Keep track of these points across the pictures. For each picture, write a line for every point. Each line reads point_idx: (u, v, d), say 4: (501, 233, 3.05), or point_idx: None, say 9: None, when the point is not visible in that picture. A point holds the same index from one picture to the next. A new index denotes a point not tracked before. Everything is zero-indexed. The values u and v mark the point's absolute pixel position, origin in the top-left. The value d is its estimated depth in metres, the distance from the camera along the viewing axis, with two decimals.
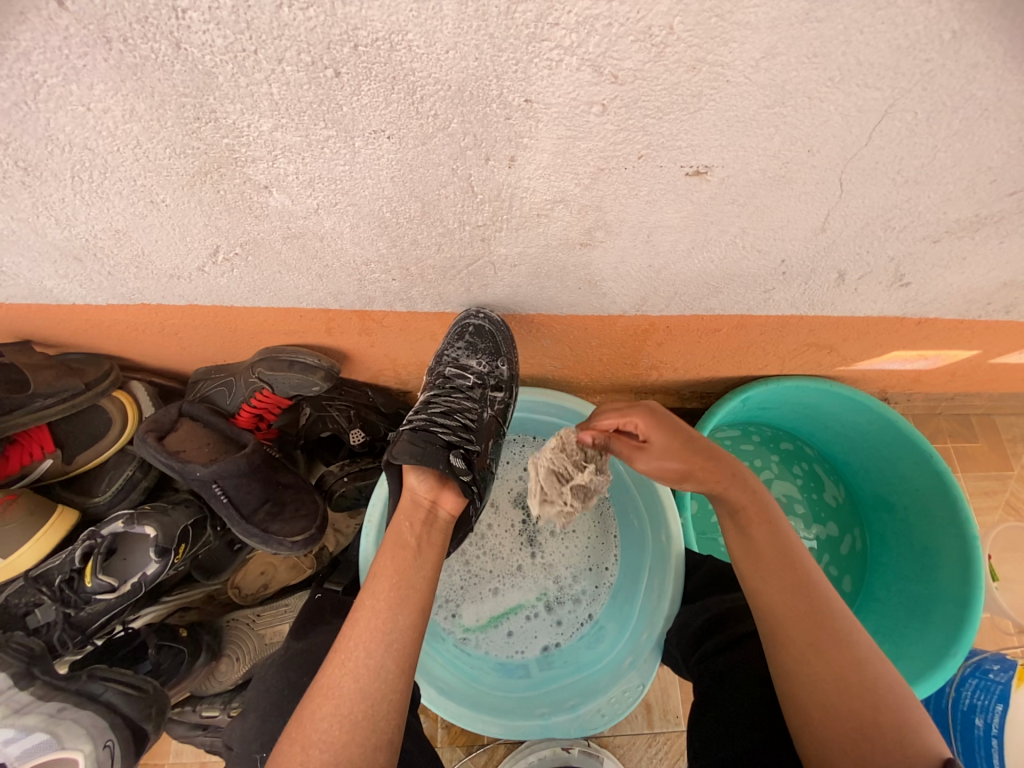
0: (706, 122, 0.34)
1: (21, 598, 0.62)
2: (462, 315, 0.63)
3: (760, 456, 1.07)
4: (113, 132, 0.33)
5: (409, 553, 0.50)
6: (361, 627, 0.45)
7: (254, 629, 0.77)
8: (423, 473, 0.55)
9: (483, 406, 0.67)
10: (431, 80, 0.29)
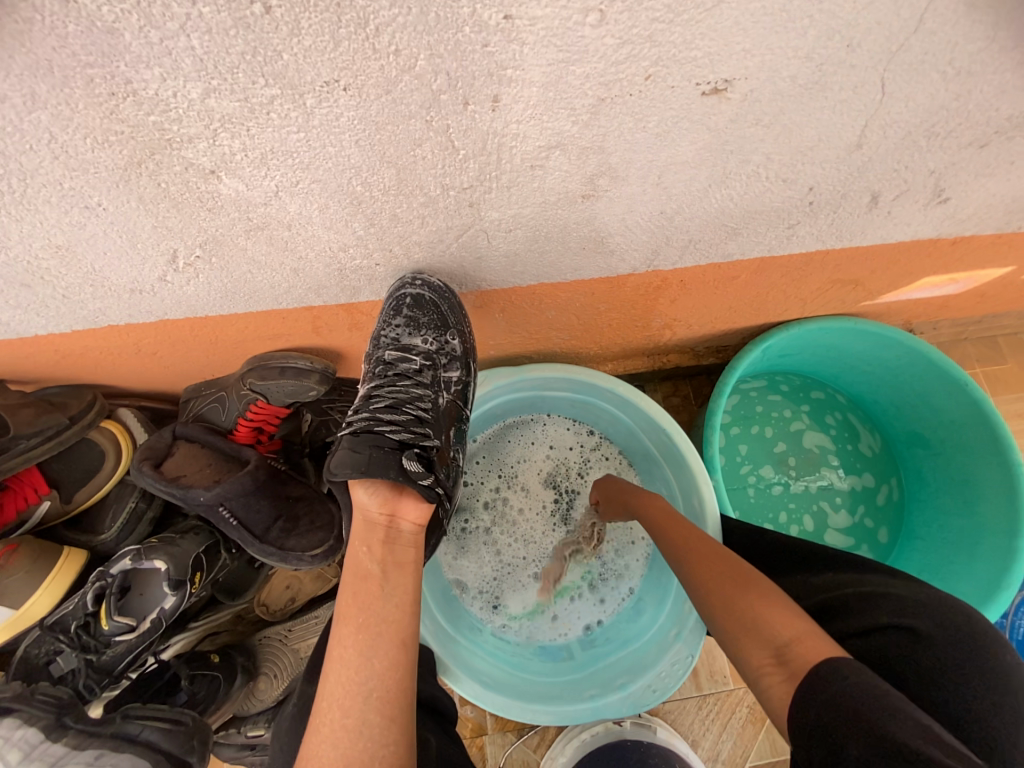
0: (725, 22, 0.28)
1: (39, 647, 0.59)
2: (400, 284, 0.51)
3: (789, 406, 1.02)
4: (17, 125, 0.28)
5: (373, 584, 0.43)
6: (334, 681, 0.40)
7: (288, 644, 0.75)
8: (372, 485, 0.47)
9: (434, 390, 0.58)
10: (386, 2, 0.24)
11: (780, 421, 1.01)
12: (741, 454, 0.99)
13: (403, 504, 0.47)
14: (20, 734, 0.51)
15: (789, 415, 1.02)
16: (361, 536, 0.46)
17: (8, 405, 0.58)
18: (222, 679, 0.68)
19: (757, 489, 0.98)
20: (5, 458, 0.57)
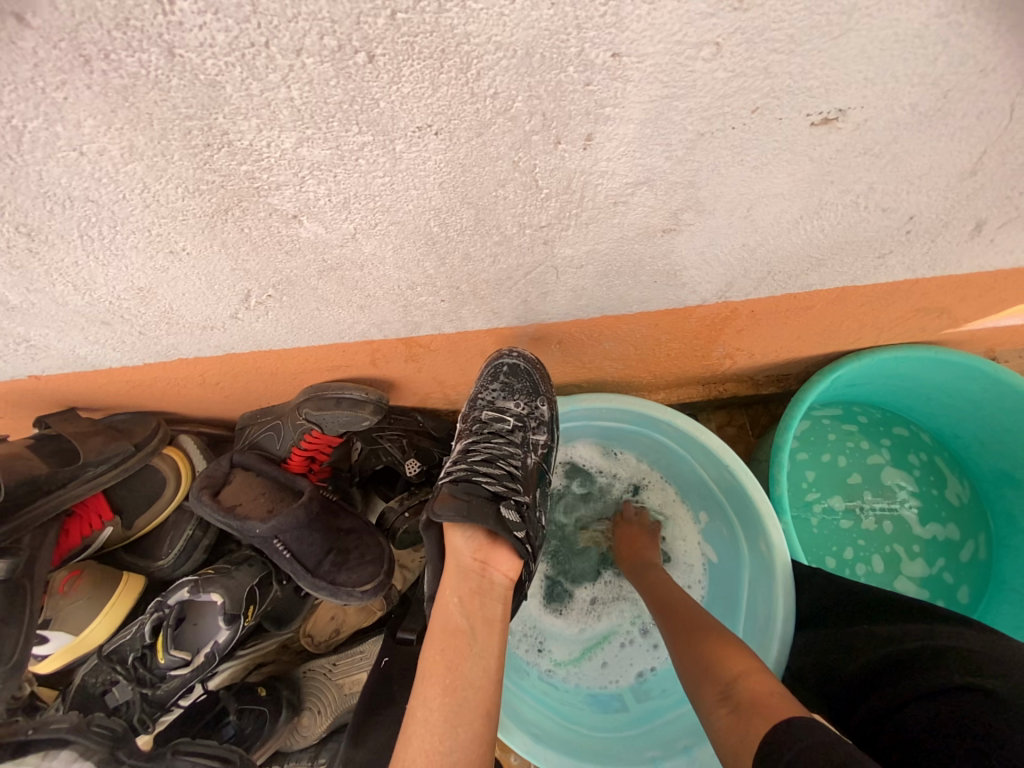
0: (849, 50, 0.25)
1: (96, 677, 0.60)
2: (499, 354, 0.63)
3: (866, 439, 0.95)
4: (114, 177, 0.28)
5: (463, 641, 0.43)
6: (416, 749, 0.38)
7: (332, 679, 0.73)
8: (469, 532, 0.48)
9: (525, 451, 0.63)
10: (492, 46, 0.23)
11: (856, 454, 0.94)
12: (808, 486, 0.93)
13: (498, 555, 0.47)
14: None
15: (866, 448, 0.94)
16: (455, 585, 0.45)
17: (80, 432, 0.59)
18: (268, 713, 0.68)
19: (822, 526, 0.91)
20: (74, 485, 0.58)
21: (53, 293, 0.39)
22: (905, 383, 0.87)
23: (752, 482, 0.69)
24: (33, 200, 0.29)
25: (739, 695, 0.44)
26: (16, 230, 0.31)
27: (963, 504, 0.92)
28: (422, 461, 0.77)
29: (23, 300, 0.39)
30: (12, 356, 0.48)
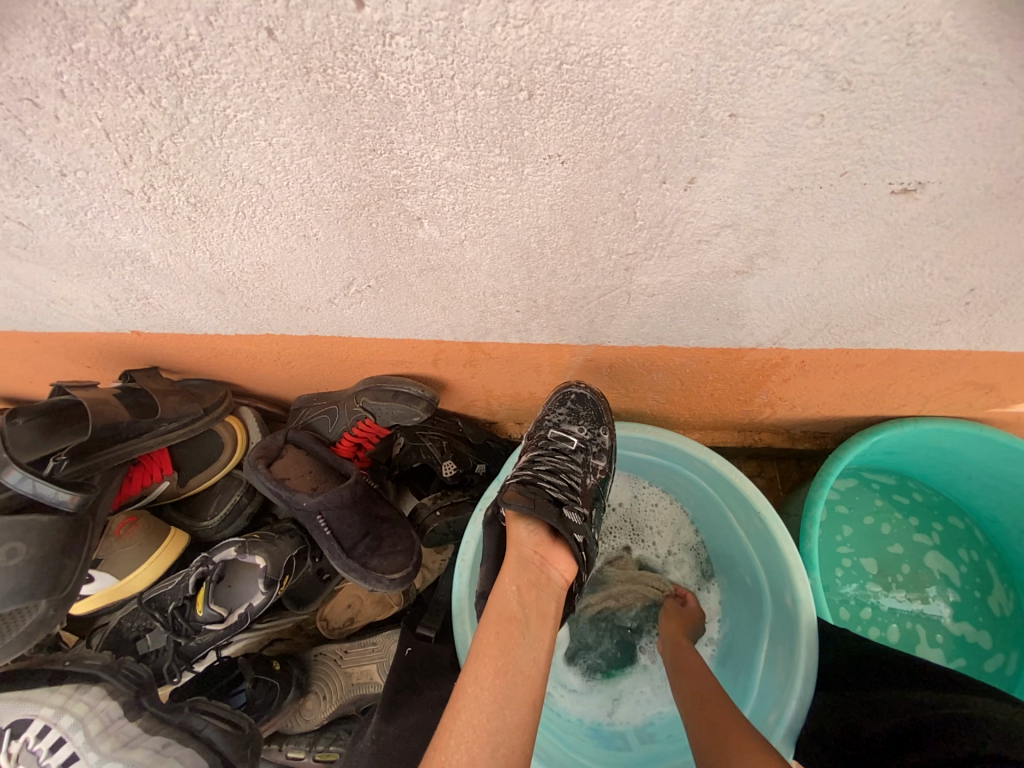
0: (938, 132, 0.29)
1: (132, 622, 0.65)
2: (567, 384, 0.71)
3: (916, 519, 0.94)
4: (286, 167, 0.33)
5: (517, 628, 0.45)
6: (464, 722, 0.39)
7: (342, 667, 0.73)
8: (532, 526, 0.54)
9: (585, 471, 0.69)
10: (632, 97, 0.27)
11: (900, 530, 0.93)
12: (844, 546, 0.92)
13: (555, 554, 0.53)
14: (102, 706, 0.53)
15: (914, 525, 0.93)
16: (514, 574, 0.49)
17: (160, 390, 0.64)
18: (279, 689, 0.69)
19: (851, 587, 0.90)
20: (146, 436, 0.63)
21: (189, 259, 0.44)
22: (946, 457, 0.86)
23: (783, 535, 0.69)
24: (212, 176, 0.34)
25: None
26: (186, 200, 0.37)
27: (1004, 616, 0.89)
28: (458, 465, 0.80)
29: (161, 261, 0.45)
30: (130, 310, 0.54)
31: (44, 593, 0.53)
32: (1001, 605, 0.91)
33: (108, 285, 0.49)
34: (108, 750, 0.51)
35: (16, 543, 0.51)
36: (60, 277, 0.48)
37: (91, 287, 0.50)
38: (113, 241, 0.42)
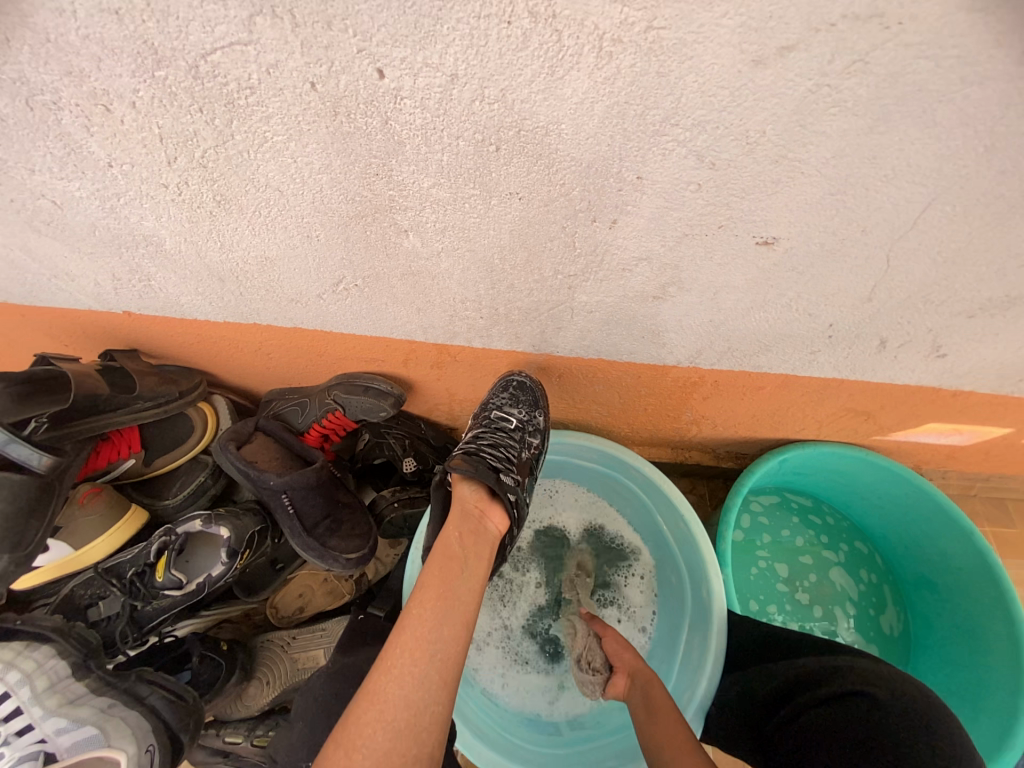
0: (779, 203, 0.41)
1: (86, 589, 0.65)
2: (511, 375, 0.75)
3: (827, 536, 1.08)
4: (304, 180, 0.42)
5: (457, 565, 0.54)
6: (409, 634, 0.48)
7: (288, 653, 0.75)
8: (474, 486, 0.64)
9: (523, 448, 0.74)
10: (569, 157, 0.38)
11: (811, 541, 1.07)
12: (762, 553, 1.05)
13: (493, 509, 0.63)
14: (51, 664, 0.54)
15: (824, 542, 1.07)
16: (457, 524, 0.58)
17: (139, 371, 0.69)
18: (223, 668, 0.70)
19: (764, 589, 1.02)
20: (119, 412, 0.66)
21: (199, 247, 0.51)
22: (843, 480, 1.01)
23: (702, 533, 0.79)
24: (239, 180, 0.42)
25: None
26: (212, 198, 0.44)
27: (892, 633, 1.03)
28: (418, 462, 0.87)
29: (173, 247, 0.51)
30: (129, 290, 0.59)
31: (6, 548, 0.56)
32: (892, 626, 1.04)
33: (114, 264, 0.55)
34: (53, 705, 0.52)
35: None
36: (72, 253, 0.53)
37: (98, 265, 0.55)
38: (135, 225, 0.48)
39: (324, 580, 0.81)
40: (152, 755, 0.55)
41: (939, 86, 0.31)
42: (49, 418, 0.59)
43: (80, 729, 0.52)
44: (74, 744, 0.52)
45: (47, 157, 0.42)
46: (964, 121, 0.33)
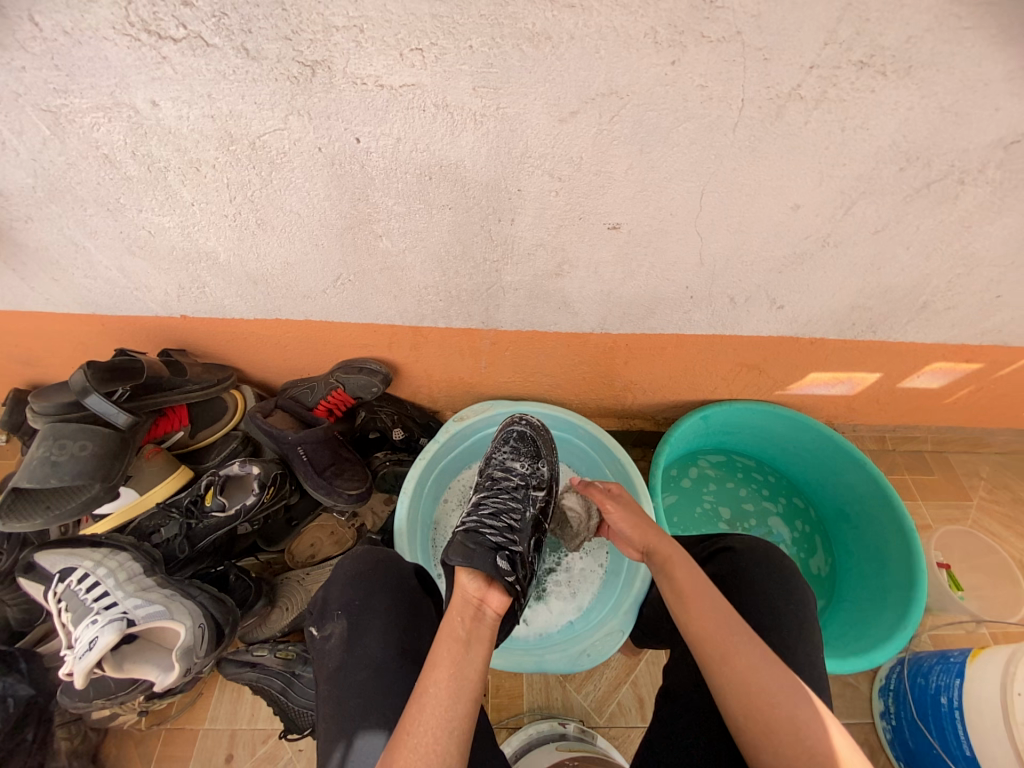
0: (611, 200, 0.65)
1: (151, 521, 0.87)
2: (516, 416, 1.06)
3: (768, 490, 1.27)
4: (314, 206, 0.67)
5: (462, 646, 0.63)
6: (428, 712, 0.57)
7: (303, 584, 0.96)
8: (472, 575, 0.71)
9: (525, 502, 0.90)
10: (474, 180, 0.63)
11: (754, 492, 1.26)
12: (708, 505, 1.24)
13: (491, 595, 0.70)
14: (126, 562, 0.76)
15: (765, 494, 1.26)
16: (458, 612, 0.67)
17: (189, 363, 0.92)
18: (252, 590, 0.91)
19: (707, 523, 1.21)
20: (174, 391, 0.88)
21: (243, 258, 0.75)
22: (764, 435, 1.21)
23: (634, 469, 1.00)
24: (273, 209, 0.67)
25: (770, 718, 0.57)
26: (255, 222, 0.69)
27: (821, 574, 1.19)
28: (405, 431, 1.11)
29: (224, 260, 0.76)
30: (189, 297, 0.83)
31: (99, 479, 0.77)
32: (820, 570, 1.19)
33: (182, 277, 0.79)
34: (131, 589, 0.73)
35: (86, 441, 0.77)
36: (154, 270, 0.78)
37: (170, 278, 0.80)
38: (201, 245, 0.73)
39: (331, 534, 1.06)
40: (203, 631, 0.75)
41: (667, 124, 0.56)
42: (128, 390, 0.81)
43: (151, 604, 0.73)
44: (147, 615, 0.72)
45: (153, 202, 0.67)
46: (693, 142, 0.58)
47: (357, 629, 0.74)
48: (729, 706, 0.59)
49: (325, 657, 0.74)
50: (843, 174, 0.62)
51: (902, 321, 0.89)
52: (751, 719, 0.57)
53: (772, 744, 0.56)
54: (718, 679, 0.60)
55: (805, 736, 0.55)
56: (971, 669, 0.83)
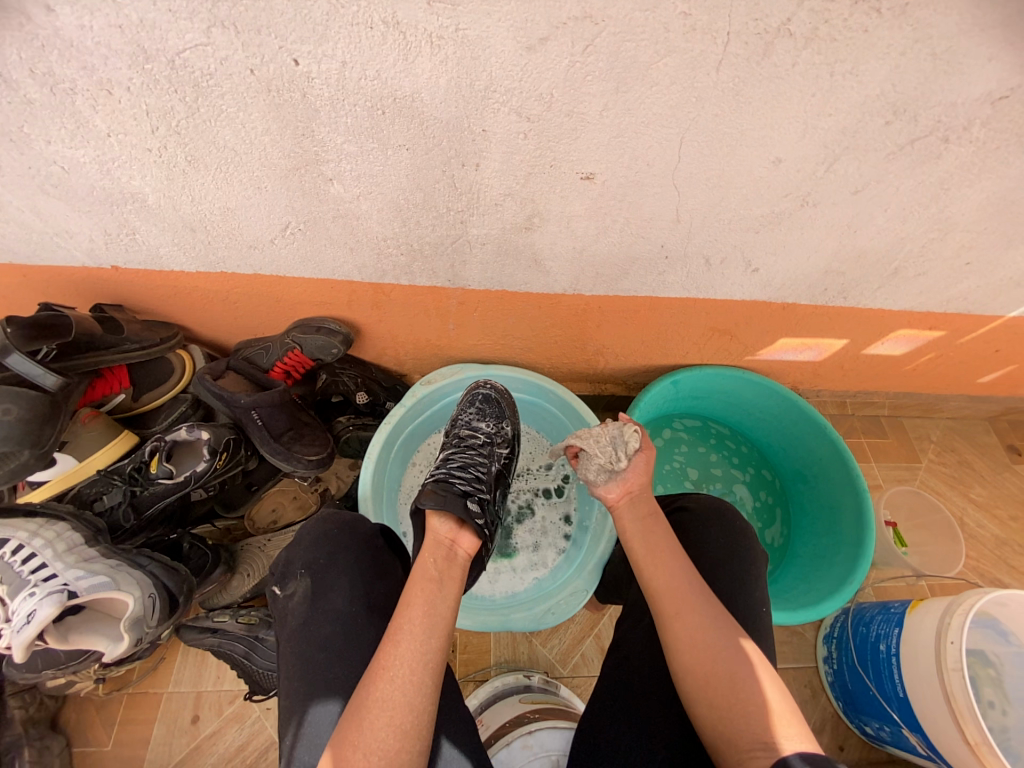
0: (584, 146, 0.60)
1: (93, 488, 0.84)
2: (478, 382, 1.03)
3: (738, 459, 1.29)
4: (253, 142, 0.59)
5: (435, 586, 0.65)
6: (404, 648, 0.60)
7: (265, 551, 0.98)
8: (444, 518, 0.73)
9: (491, 458, 0.91)
10: (433, 116, 0.56)
11: (725, 458, 1.29)
12: (674, 474, 1.25)
13: (462, 537, 0.72)
14: (64, 534, 0.77)
15: (735, 461, 1.29)
16: (432, 553, 0.69)
17: (126, 319, 0.84)
18: (210, 558, 0.92)
19: (674, 483, 1.24)
20: (112, 351, 0.81)
21: (175, 200, 0.67)
22: (732, 400, 1.22)
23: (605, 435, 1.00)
24: (205, 144, 0.59)
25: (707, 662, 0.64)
26: (185, 158, 0.61)
27: (774, 544, 1.23)
28: (370, 395, 1.08)
29: (154, 202, 0.67)
30: (118, 244, 0.75)
31: (27, 446, 0.72)
32: (774, 538, 1.24)
33: (107, 220, 0.70)
34: (72, 561, 0.74)
35: (9, 405, 0.70)
36: (73, 212, 0.69)
37: (93, 222, 0.71)
38: (125, 184, 0.64)
39: (292, 498, 1.04)
40: (153, 601, 0.78)
41: (646, 58, 0.50)
42: (55, 350, 0.75)
43: (95, 577, 0.74)
44: (90, 585, 0.73)
45: (61, 131, 0.57)
46: (673, 82, 0.53)
47: (322, 588, 0.71)
48: (679, 658, 0.65)
49: (287, 615, 0.71)
50: (828, 126, 0.59)
51: (872, 287, 0.89)
52: (694, 672, 0.64)
53: (706, 692, 0.63)
54: (670, 633, 0.67)
55: (740, 690, 0.62)
56: (909, 619, 0.90)
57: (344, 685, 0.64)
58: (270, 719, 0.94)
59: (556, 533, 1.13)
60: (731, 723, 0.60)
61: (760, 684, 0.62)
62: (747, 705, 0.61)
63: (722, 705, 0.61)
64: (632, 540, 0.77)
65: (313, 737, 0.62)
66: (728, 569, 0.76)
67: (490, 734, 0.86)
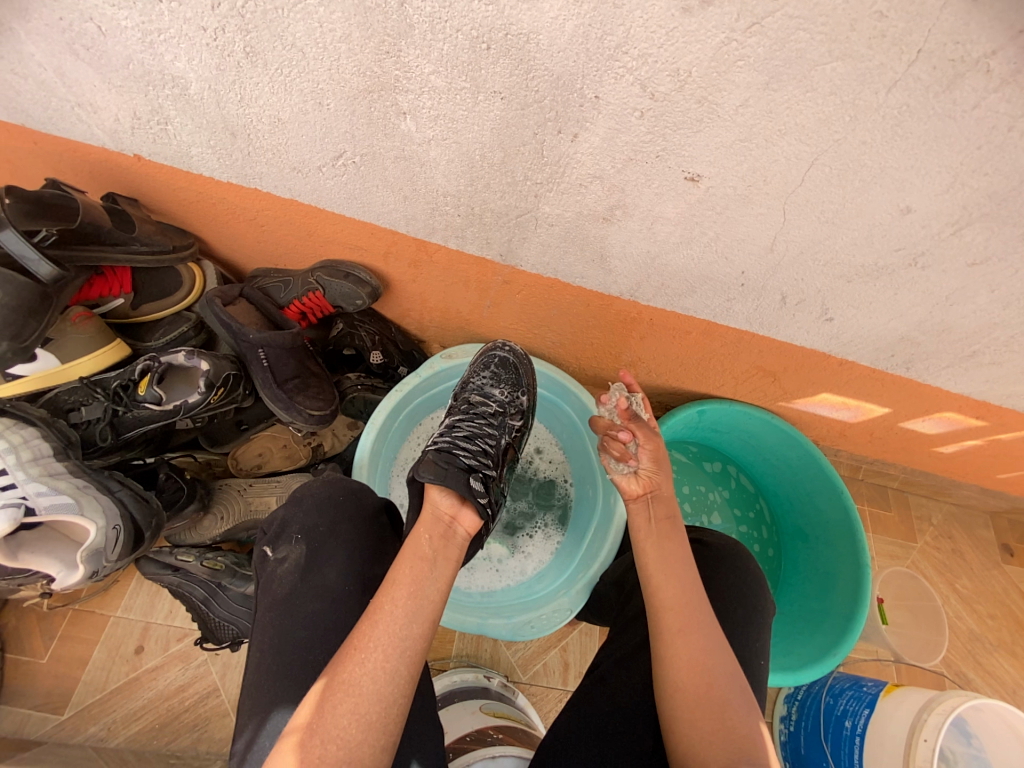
0: (703, 142, 0.52)
1: (71, 395, 0.82)
2: (495, 343, 0.95)
3: (759, 547, 1.23)
4: (326, 46, 0.50)
5: (427, 565, 0.59)
6: (381, 630, 0.53)
7: (243, 495, 0.97)
8: (444, 492, 0.66)
9: (502, 430, 0.85)
10: (543, 66, 0.47)
11: (749, 534, 1.23)
12: (685, 507, 1.22)
13: (462, 515, 0.66)
14: (35, 442, 0.75)
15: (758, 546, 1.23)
16: (427, 527, 0.63)
17: (140, 217, 0.77)
18: (184, 493, 0.91)
19: (692, 508, 1.22)
20: (118, 250, 0.74)
21: (221, 97, 0.58)
22: (751, 442, 1.18)
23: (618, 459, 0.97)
24: (270, 36, 0.50)
25: (697, 691, 0.58)
26: (242, 48, 0.52)
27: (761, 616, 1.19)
28: (384, 356, 1.03)
29: (197, 93, 0.58)
30: (146, 131, 0.65)
31: (7, 337, 0.67)
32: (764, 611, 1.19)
33: (139, 101, 0.61)
34: (34, 473, 0.73)
35: None
36: (102, 83, 0.59)
37: (122, 100, 0.61)
38: (167, 64, 0.55)
39: (282, 447, 1.02)
40: (118, 533, 0.78)
41: (813, 56, 0.42)
42: (55, 235, 0.69)
43: (57, 496, 0.73)
44: (52, 505, 0.72)
45: None
46: (832, 91, 0.45)
47: (316, 557, 0.67)
48: (668, 672, 0.61)
49: (273, 582, 0.66)
50: (978, 186, 0.50)
51: (941, 365, 0.82)
52: (682, 691, 0.59)
53: (689, 713, 0.58)
54: (667, 648, 0.62)
55: (728, 718, 0.57)
56: (882, 702, 0.88)
57: (320, 670, 0.59)
58: (215, 665, 0.97)
59: (547, 551, 1.08)
60: (707, 746, 0.55)
61: (750, 729, 0.57)
62: (732, 734, 0.56)
63: (704, 727, 0.56)
64: (642, 541, 0.72)
65: (278, 720, 0.57)
66: (733, 612, 0.72)
67: (449, 744, 0.81)
